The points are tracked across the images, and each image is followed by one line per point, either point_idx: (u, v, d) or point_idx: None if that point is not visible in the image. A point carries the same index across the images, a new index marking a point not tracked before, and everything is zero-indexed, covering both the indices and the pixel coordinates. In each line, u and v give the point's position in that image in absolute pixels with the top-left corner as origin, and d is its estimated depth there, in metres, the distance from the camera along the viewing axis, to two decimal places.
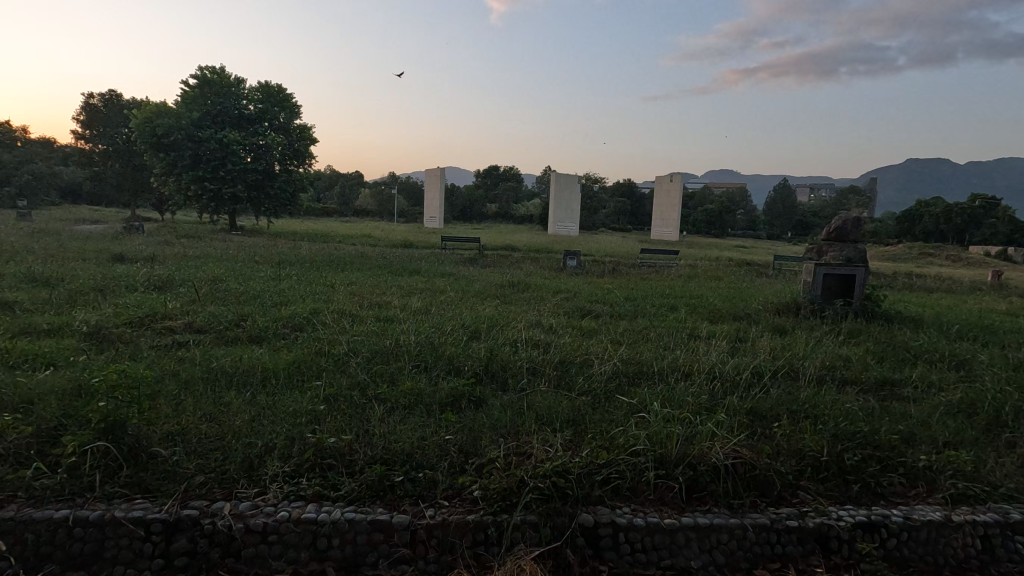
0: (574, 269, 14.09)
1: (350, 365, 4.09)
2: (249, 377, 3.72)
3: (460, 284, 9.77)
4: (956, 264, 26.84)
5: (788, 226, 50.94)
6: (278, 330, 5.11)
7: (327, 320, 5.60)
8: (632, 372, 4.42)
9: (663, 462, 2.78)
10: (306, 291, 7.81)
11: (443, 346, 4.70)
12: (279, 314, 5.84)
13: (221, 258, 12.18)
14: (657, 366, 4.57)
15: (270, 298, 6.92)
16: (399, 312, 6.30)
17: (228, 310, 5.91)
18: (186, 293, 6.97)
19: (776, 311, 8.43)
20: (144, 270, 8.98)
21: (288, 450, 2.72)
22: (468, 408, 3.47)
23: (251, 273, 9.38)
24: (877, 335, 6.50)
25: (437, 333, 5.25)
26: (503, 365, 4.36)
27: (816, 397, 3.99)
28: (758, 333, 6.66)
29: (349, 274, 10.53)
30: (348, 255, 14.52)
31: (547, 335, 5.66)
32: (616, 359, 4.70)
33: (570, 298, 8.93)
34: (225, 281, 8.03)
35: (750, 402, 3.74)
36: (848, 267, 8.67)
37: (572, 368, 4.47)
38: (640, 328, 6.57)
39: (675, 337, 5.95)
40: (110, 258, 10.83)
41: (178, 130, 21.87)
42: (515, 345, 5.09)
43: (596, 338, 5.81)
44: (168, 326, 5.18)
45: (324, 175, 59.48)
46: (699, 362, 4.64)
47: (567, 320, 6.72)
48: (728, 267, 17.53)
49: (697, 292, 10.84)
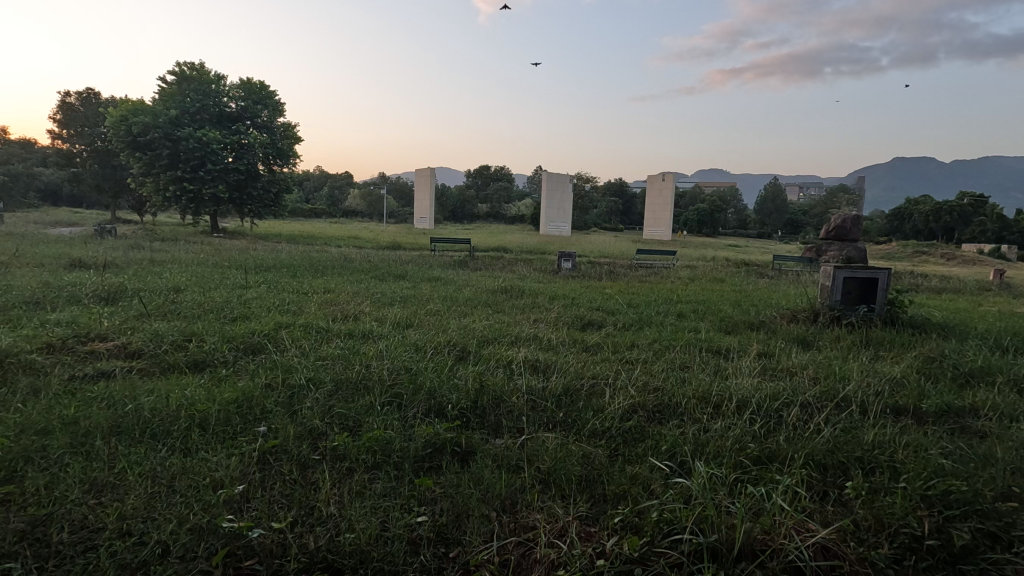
0: (569, 273, 13.35)
1: (304, 405, 3.27)
2: (171, 424, 2.91)
3: (448, 291, 9.03)
4: (950, 262, 26.51)
5: (780, 224, 50.72)
6: (227, 353, 4.28)
7: (291, 340, 4.80)
8: (651, 406, 3.65)
9: (716, 557, 2.01)
10: (274, 302, 6.98)
11: (423, 374, 3.90)
12: (233, 331, 4.99)
13: (191, 263, 11.30)
14: (682, 395, 3.80)
15: (230, 311, 6.09)
16: (377, 328, 5.50)
17: (175, 328, 5.07)
18: (133, 306, 6.09)
19: (794, 319, 7.73)
20: (97, 278, 8.09)
21: (194, 550, 1.93)
22: (450, 467, 2.67)
23: (218, 281, 8.53)
24: (915, 348, 5.80)
25: (416, 356, 4.44)
26: (496, 400, 3.59)
27: (881, 435, 3.25)
28: (784, 347, 5.90)
29: (327, 280, 9.70)
30: (329, 258, 13.64)
31: (546, 353, 4.92)
32: (630, 387, 3.95)
33: (568, 305, 8.20)
34: (186, 292, 7.18)
35: (805, 447, 2.98)
36: (869, 270, 7.85)
37: (578, 401, 3.71)
38: (650, 342, 5.81)
39: (693, 355, 5.20)
40: (67, 265, 9.90)
41: (155, 128, 20.74)
42: (508, 369, 4.32)
43: (602, 356, 5.05)
44: (96, 350, 4.33)
45: (313, 179, 58.72)
46: (729, 387, 3.89)
47: (568, 334, 5.93)
48: (726, 268, 16.98)
49: (702, 296, 10.15)
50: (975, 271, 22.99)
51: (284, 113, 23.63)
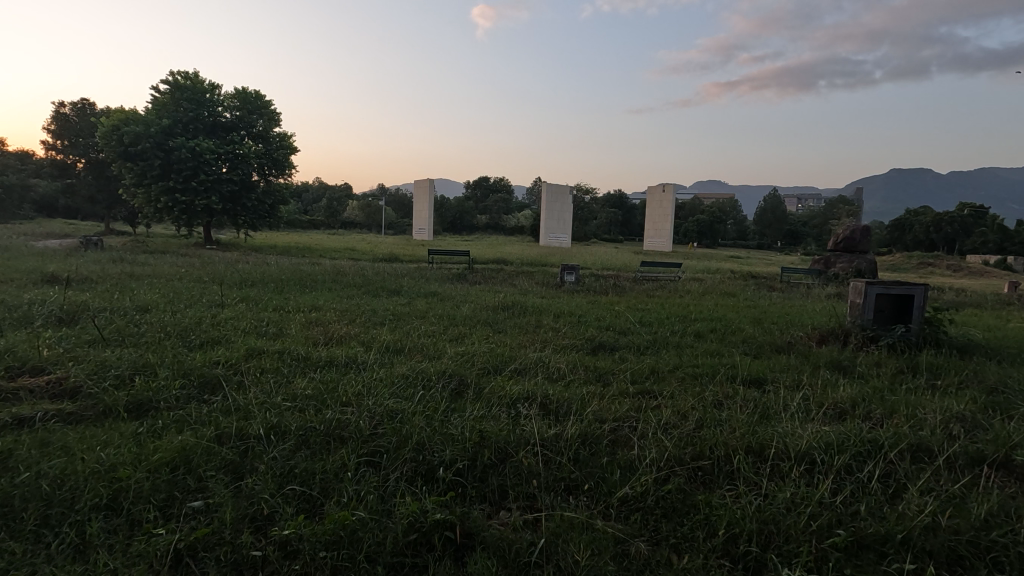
0: (573, 287, 12.63)
1: (258, 468, 2.59)
2: (74, 501, 2.22)
3: (446, 308, 8.39)
4: (958, 274, 25.90)
5: (779, 235, 50.27)
6: (177, 392, 3.57)
7: (259, 373, 4.10)
8: (691, 464, 2.96)
9: None
10: (252, 322, 6.28)
11: (410, 420, 3.21)
12: (192, 362, 4.27)
13: (173, 278, 10.60)
14: (728, 445, 3.12)
15: (195, 334, 5.38)
16: (363, 355, 4.80)
17: (125, 358, 4.34)
18: (86, 330, 5.36)
19: (822, 341, 7.08)
20: (62, 296, 7.37)
21: None
22: (442, 568, 2.01)
23: (194, 299, 7.80)
24: (973, 377, 5.12)
25: (404, 394, 3.74)
26: (501, 455, 2.91)
27: (992, 503, 2.55)
28: (824, 376, 5.20)
29: (315, 296, 9.02)
30: (321, 272, 12.93)
31: (556, 386, 4.23)
32: (663, 435, 3.26)
33: (576, 324, 7.56)
34: (157, 313, 6.47)
35: (900, 530, 2.30)
36: (904, 287, 7.13)
37: (600, 456, 3.02)
38: (673, 370, 5.12)
39: (724, 388, 4.52)
40: (36, 281, 9.15)
41: (146, 138, 20.05)
42: (514, 410, 3.64)
43: (619, 388, 4.37)
44: (23, 389, 3.61)
45: (312, 192, 58.40)
46: (784, 432, 3.21)
47: (579, 359, 5.25)
48: (734, 280, 16.36)
49: (717, 313, 9.51)
50: (986, 283, 22.34)
51: (279, 122, 23.03)
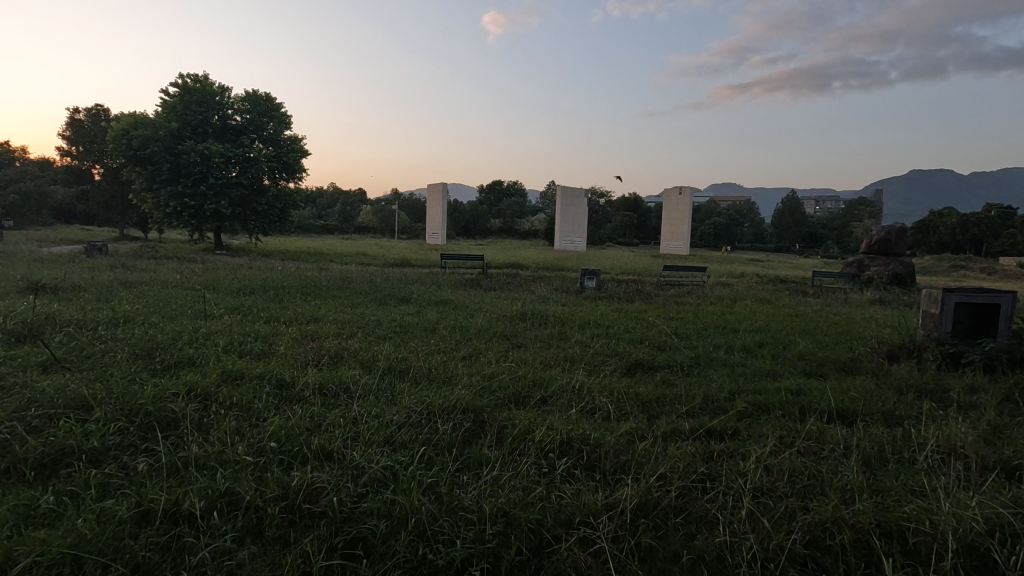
0: (596, 294, 11.73)
1: None
2: None
3: (459, 318, 7.53)
4: (992, 277, 24.56)
5: (797, 238, 48.76)
6: (108, 442, 2.74)
7: (219, 411, 3.22)
8: (808, 559, 2.07)
9: None
10: (238, 339, 5.45)
11: (409, 484, 2.35)
12: (145, 393, 3.43)
13: (170, 286, 9.87)
14: (855, 528, 2.20)
15: (166, 356, 4.54)
16: (359, 380, 3.96)
17: (66, 388, 3.52)
18: (43, 351, 4.55)
19: (893, 358, 6.12)
20: (35, 308, 6.57)
21: None
22: None
23: (180, 311, 6.99)
24: None
25: (401, 440, 2.87)
26: (534, 546, 2.05)
27: None
28: (919, 405, 4.24)
29: (317, 306, 8.20)
30: (328, 279, 12.12)
31: (596, 424, 3.36)
32: (757, 509, 2.34)
33: (605, 336, 6.70)
34: (135, 328, 5.67)
35: None
36: (988, 294, 6.09)
37: (675, 544, 2.13)
38: (732, 396, 4.22)
39: (804, 423, 3.61)
40: (17, 290, 8.42)
41: (156, 141, 19.53)
42: (548, 464, 2.75)
43: (675, 425, 3.47)
44: None
45: (325, 197, 58.11)
46: (931, 506, 2.28)
47: (617, 383, 4.37)
48: (763, 285, 15.34)
49: (757, 322, 8.58)
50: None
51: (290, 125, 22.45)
